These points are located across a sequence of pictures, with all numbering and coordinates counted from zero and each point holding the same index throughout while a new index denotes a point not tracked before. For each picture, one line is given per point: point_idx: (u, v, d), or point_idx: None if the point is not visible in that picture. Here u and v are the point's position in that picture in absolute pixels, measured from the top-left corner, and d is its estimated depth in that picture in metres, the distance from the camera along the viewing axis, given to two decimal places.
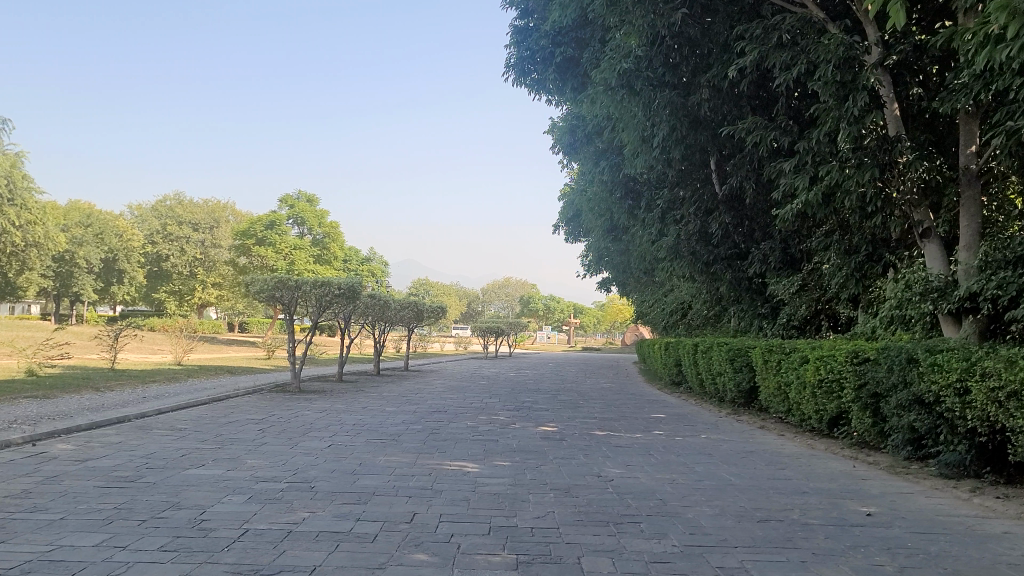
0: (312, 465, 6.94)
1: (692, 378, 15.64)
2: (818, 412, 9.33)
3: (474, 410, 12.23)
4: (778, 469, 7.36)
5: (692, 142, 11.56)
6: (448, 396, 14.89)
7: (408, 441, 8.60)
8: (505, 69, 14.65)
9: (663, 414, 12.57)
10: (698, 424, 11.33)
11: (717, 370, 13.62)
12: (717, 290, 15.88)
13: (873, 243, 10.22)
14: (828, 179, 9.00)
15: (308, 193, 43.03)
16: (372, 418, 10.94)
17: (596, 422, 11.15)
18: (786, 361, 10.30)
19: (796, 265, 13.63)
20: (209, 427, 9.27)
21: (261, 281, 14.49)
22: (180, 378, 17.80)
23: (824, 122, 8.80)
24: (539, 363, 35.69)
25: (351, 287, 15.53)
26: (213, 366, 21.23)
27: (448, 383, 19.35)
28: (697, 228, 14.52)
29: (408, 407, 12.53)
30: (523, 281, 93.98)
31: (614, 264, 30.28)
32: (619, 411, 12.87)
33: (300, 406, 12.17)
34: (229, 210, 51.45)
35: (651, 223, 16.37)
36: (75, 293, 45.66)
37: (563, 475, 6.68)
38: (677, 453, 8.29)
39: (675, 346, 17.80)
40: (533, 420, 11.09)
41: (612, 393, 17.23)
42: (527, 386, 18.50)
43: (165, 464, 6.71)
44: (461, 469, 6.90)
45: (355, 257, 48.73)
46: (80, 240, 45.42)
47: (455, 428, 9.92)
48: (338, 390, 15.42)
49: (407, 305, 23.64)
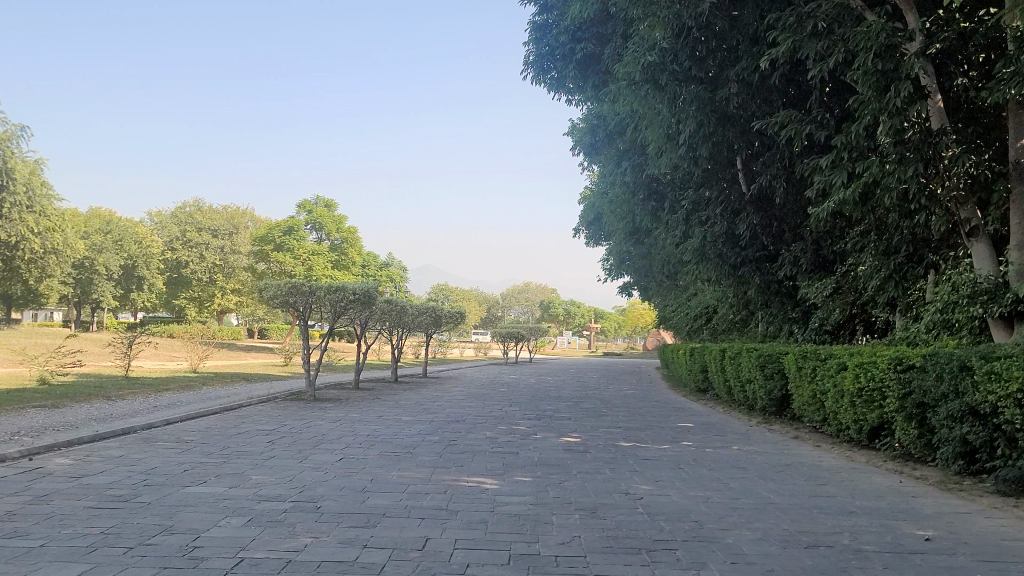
0: (320, 482, 6.50)
1: (720, 385, 15.13)
2: (857, 422, 8.82)
3: (493, 419, 11.78)
4: (820, 485, 6.85)
5: (720, 139, 11.08)
6: (467, 405, 14.44)
7: (423, 454, 8.16)
8: (524, 67, 14.24)
9: (690, 423, 12.06)
10: (728, 434, 10.81)
11: (746, 377, 13.11)
12: (745, 294, 15.37)
13: (914, 242, 9.69)
14: (867, 175, 8.50)
15: (326, 198, 42.82)
16: (387, 429, 10.50)
17: (620, 433, 10.66)
18: (822, 368, 9.79)
19: (828, 267, 13.10)
20: (216, 439, 8.87)
21: (273, 286, 14.12)
22: (194, 386, 17.47)
23: (863, 115, 8.31)
24: (560, 369, 35.21)
25: (367, 292, 15.13)
26: (228, 374, 20.92)
27: (466, 391, 18.91)
28: (724, 230, 14.02)
29: (425, 417, 12.09)
30: (543, 286, 93.50)
31: (636, 268, 29.76)
32: (645, 420, 12.36)
33: (313, 416, 11.77)
34: (248, 216, 51.38)
35: (675, 225, 15.90)
36: (95, 300, 45.67)
37: (588, 493, 6.21)
38: (709, 467, 7.79)
39: (701, 352, 17.28)
40: (555, 430, 10.62)
41: (635, 401, 16.72)
42: (548, 394, 18.02)
43: (164, 481, 6.30)
44: (479, 486, 6.44)
45: (374, 263, 48.46)
46: (99, 247, 45.44)
47: (473, 440, 9.47)
48: (354, 399, 15.02)
49: (424, 311, 23.23)
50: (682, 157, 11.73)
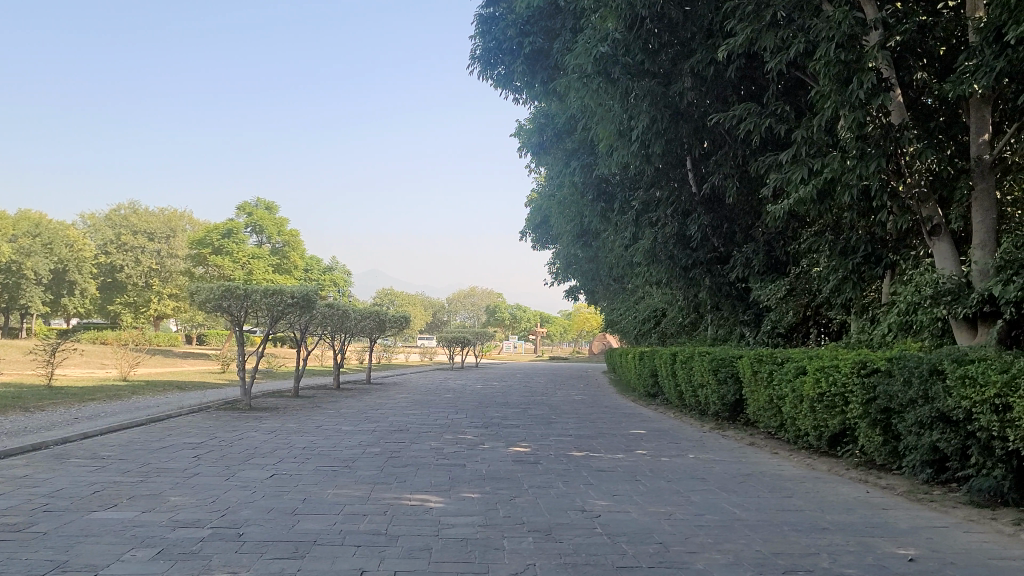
0: (246, 503, 5.89)
1: (671, 390, 14.79)
2: (817, 428, 8.51)
3: (438, 429, 11.22)
4: (785, 497, 6.46)
5: (674, 136, 10.71)
6: (411, 412, 13.86)
7: (363, 468, 7.58)
8: (470, 61, 13.73)
9: (642, 430, 11.67)
10: (682, 441, 10.43)
11: (698, 382, 12.78)
12: (696, 296, 15.06)
13: (872, 242, 9.41)
14: (827, 171, 8.17)
15: (266, 200, 41.75)
16: (325, 440, 9.88)
17: (571, 441, 10.20)
18: (779, 372, 9.46)
19: (782, 269, 12.83)
20: (137, 454, 8.16)
21: (206, 289, 13.38)
22: (122, 395, 16.57)
23: (824, 109, 7.97)
24: (507, 375, 34.76)
25: (306, 296, 14.45)
26: (161, 382, 19.98)
27: (411, 397, 18.29)
28: (675, 230, 13.69)
29: (367, 426, 11.48)
30: (488, 291, 93.03)
31: (583, 271, 29.43)
32: (596, 427, 11.94)
33: (247, 427, 11.08)
34: (186, 219, 49.94)
35: (625, 226, 15.55)
36: (23, 306, 43.83)
37: (542, 511, 5.72)
38: (666, 479, 7.36)
39: (650, 356, 16.95)
40: (504, 439, 10.12)
41: (585, 406, 16.30)
42: (494, 400, 17.50)
43: (68, 505, 5.63)
44: (422, 504, 5.90)
45: (316, 267, 47.41)
46: (28, 250, 43.63)
47: (417, 451, 8.92)
48: (292, 408, 14.32)
49: (368, 315, 22.54)
50: (633, 154, 11.34)
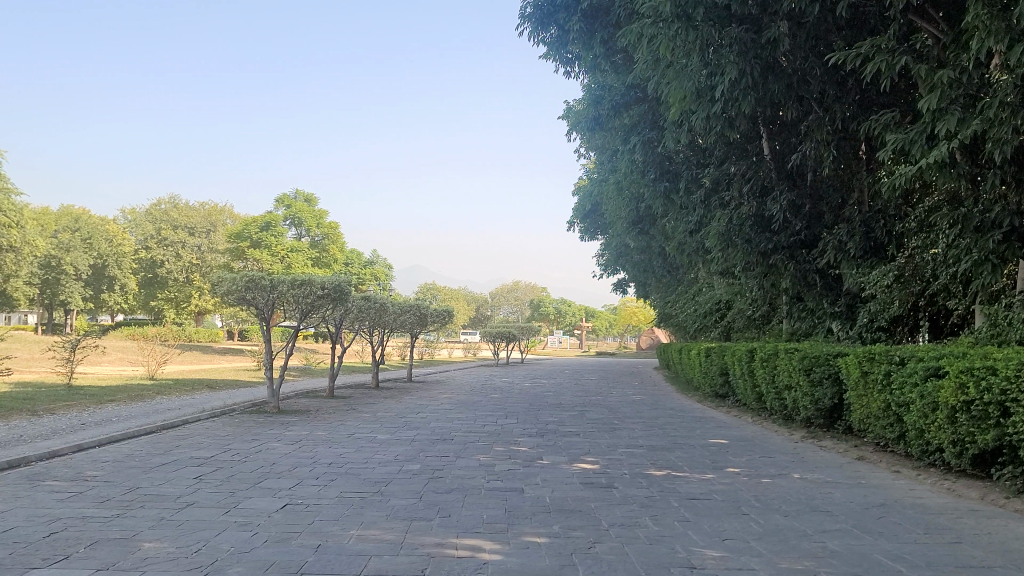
0: (241, 554, 4.43)
1: (746, 391, 13.17)
2: (959, 444, 6.87)
3: (488, 438, 9.73)
4: (955, 545, 4.85)
5: (762, 95, 9.14)
6: (456, 417, 12.36)
7: (399, 495, 6.11)
8: (521, 21, 12.28)
9: (723, 440, 10.06)
10: (775, 455, 8.81)
11: (785, 384, 11.15)
12: (775, 286, 13.38)
13: (1018, 215, 7.76)
14: (978, 122, 6.53)
15: (305, 192, 40.73)
16: (356, 453, 8.45)
17: (645, 455, 8.63)
18: (900, 375, 7.83)
19: (883, 254, 11.13)
20: (129, 474, 6.77)
21: (227, 279, 12.01)
22: (146, 396, 15.36)
23: (974, 45, 6.34)
24: (556, 371, 33.21)
25: (339, 287, 13.02)
26: (189, 381, 18.77)
27: (455, 398, 16.82)
28: (752, 211, 12.12)
29: (406, 435, 10.01)
30: (531, 285, 91.43)
31: (635, 261, 27.78)
32: (668, 435, 10.36)
33: (269, 436, 9.69)
34: (226, 213, 49.24)
35: (694, 206, 14.01)
36: (63, 302, 43.23)
37: (636, 570, 4.17)
38: (781, 512, 5.78)
39: (719, 352, 15.29)
40: (565, 453, 8.58)
41: (647, 409, 14.72)
42: (545, 401, 15.93)
43: (3, 560, 4.21)
44: (473, 558, 4.39)
45: (358, 261, 46.22)
46: (68, 245, 42.87)
47: (463, 470, 7.43)
48: (325, 411, 12.94)
49: (408, 309, 21.13)
50: (712, 118, 9.79)
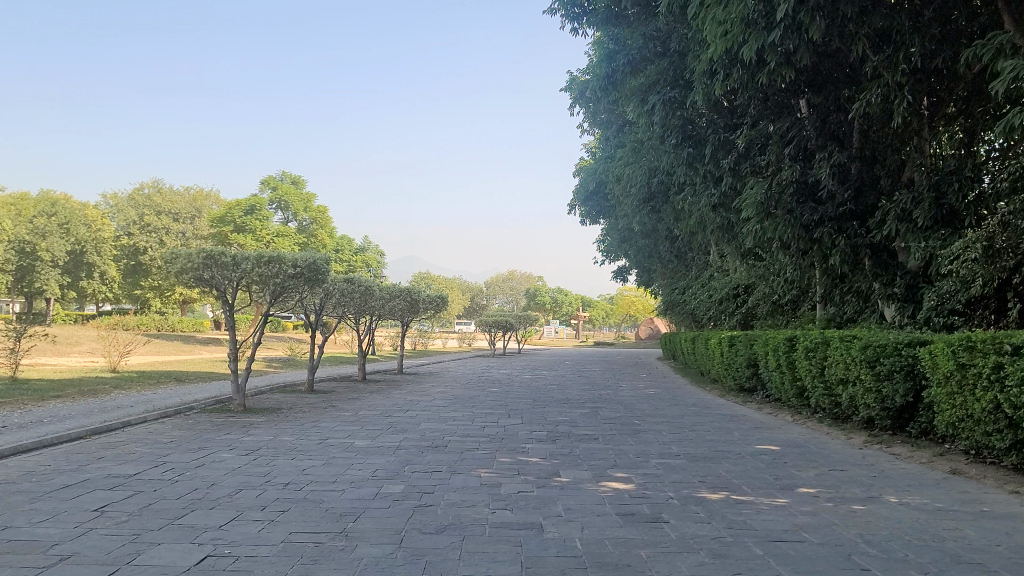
0: None
1: (784, 386, 11.47)
2: None
3: (489, 445, 7.98)
4: None
5: (829, 19, 7.45)
6: (450, 417, 10.59)
7: (369, 540, 4.34)
8: None
9: (773, 446, 8.33)
10: (848, 468, 7.06)
11: (838, 378, 9.46)
12: (815, 266, 11.67)
13: None
14: None
15: (292, 175, 38.87)
16: (325, 468, 6.68)
17: (687, 469, 6.89)
18: (1019, 368, 6.09)
19: (955, 223, 9.44)
20: (8, 505, 4.98)
21: (182, 256, 10.15)
22: (99, 392, 13.50)
23: None
24: (557, 362, 31.51)
25: (315, 266, 11.17)
26: (155, 373, 16.95)
27: (451, 392, 15.04)
28: (795, 176, 10.47)
29: (389, 441, 8.24)
30: (527, 275, 89.71)
31: (640, 246, 26.09)
32: (705, 439, 8.63)
33: (222, 444, 7.91)
34: (212, 198, 48.07)
35: (723, 174, 12.33)
36: (40, 291, 41.11)
37: None
38: (918, 567, 4.02)
39: (746, 341, 13.56)
40: (587, 467, 6.83)
41: (665, 405, 12.99)
42: (551, 396, 14.21)
43: None
44: None
45: (348, 247, 44.39)
46: (43, 231, 40.48)
47: (460, 493, 5.66)
48: (299, 410, 11.15)
49: (397, 294, 19.33)
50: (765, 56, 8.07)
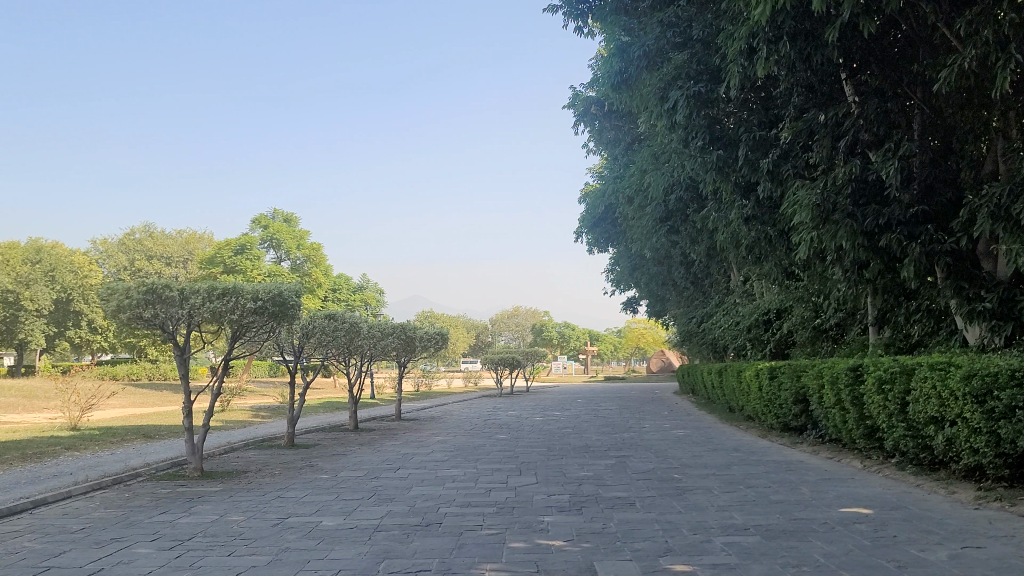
0: None
1: (848, 426, 9.57)
2: None
3: (494, 521, 6.08)
4: None
5: None
6: (448, 477, 8.70)
7: None
8: None
9: (863, 509, 6.43)
10: (984, 545, 5.16)
11: (930, 415, 7.60)
12: (877, 282, 9.88)
13: None
14: None
15: (284, 212, 37.35)
16: (269, 570, 4.78)
17: (769, 554, 5.00)
18: None
19: None
20: None
21: (117, 291, 8.42)
22: (43, 456, 11.60)
23: None
24: (568, 400, 29.54)
25: (281, 299, 9.38)
26: (120, 430, 15.07)
27: (452, 442, 13.12)
28: (856, 171, 8.70)
29: (366, 518, 6.35)
30: (532, 311, 87.87)
31: (653, 274, 24.30)
32: (773, 503, 6.72)
33: (147, 531, 6.02)
34: (206, 241, 46.62)
35: (761, 178, 10.54)
36: (26, 342, 39.28)
37: None
38: None
39: (791, 372, 11.71)
40: (631, 555, 4.95)
41: (702, 450, 11.06)
42: (568, 443, 12.34)
43: None
44: None
45: (346, 286, 42.70)
46: (27, 279, 38.68)
47: None
48: (268, 473, 9.26)
49: (390, 331, 17.51)
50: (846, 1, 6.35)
